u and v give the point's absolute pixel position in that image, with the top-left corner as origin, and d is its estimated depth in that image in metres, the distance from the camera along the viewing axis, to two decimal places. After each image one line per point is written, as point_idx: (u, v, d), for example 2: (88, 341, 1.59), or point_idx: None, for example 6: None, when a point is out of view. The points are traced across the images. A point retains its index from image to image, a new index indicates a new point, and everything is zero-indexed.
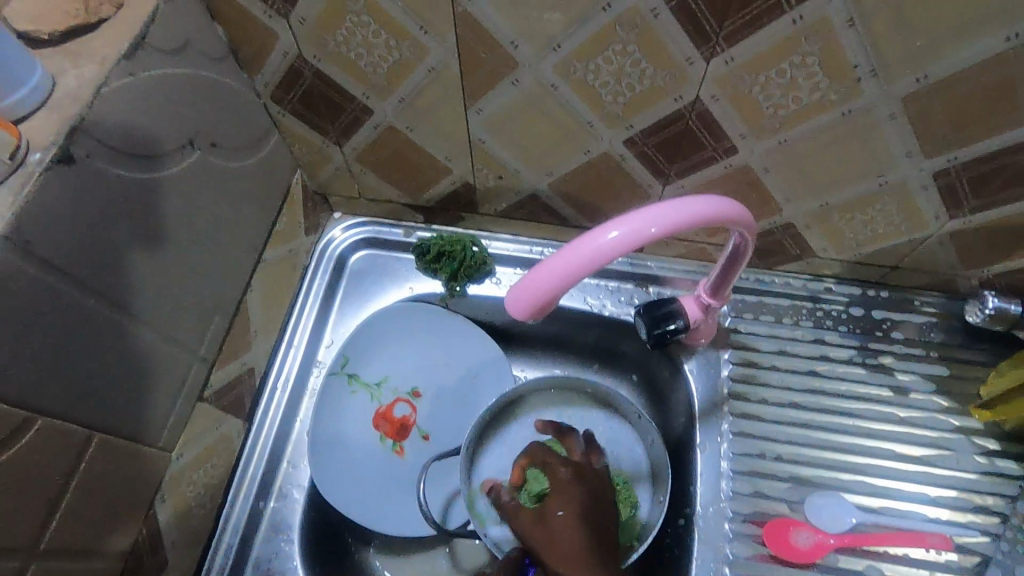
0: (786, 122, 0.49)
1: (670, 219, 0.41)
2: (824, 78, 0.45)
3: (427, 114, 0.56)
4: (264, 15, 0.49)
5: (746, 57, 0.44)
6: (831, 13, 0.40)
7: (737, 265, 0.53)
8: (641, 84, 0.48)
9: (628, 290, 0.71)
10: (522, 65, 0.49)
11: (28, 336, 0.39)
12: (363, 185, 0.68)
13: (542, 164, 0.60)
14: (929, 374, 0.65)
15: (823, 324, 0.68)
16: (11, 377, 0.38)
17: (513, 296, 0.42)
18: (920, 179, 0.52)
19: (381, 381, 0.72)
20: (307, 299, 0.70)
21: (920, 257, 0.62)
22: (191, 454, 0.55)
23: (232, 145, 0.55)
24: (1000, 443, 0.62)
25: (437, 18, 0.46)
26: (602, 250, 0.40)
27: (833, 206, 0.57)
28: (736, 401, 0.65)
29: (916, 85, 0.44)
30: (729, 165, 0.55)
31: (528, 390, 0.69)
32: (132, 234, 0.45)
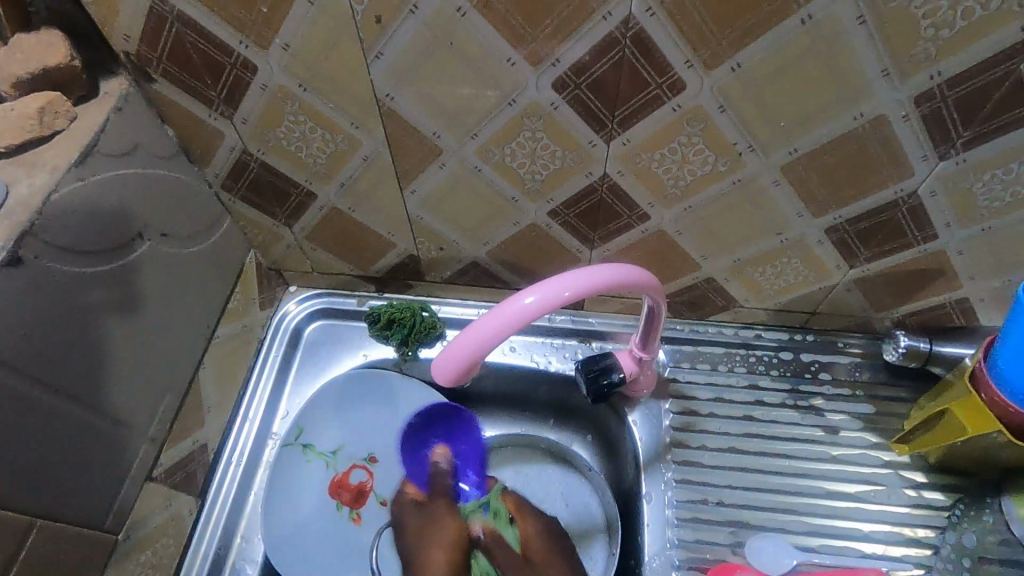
0: (686, 192, 0.55)
1: (583, 285, 0.46)
2: (710, 153, 0.51)
3: (365, 196, 0.61)
4: (208, 117, 0.53)
5: (639, 139, 0.50)
6: (703, 101, 0.46)
7: (656, 324, 0.57)
8: (553, 163, 0.54)
9: (572, 345, 0.75)
10: (447, 151, 0.54)
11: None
12: (315, 261, 0.73)
13: (477, 236, 0.64)
14: (857, 413, 0.69)
15: (756, 369, 0.72)
16: None
17: (438, 362, 0.46)
18: (815, 236, 0.58)
19: (336, 450, 0.73)
20: (262, 372, 0.73)
21: (834, 303, 0.67)
22: (140, 534, 0.56)
23: (182, 233, 0.59)
24: (927, 475, 0.65)
25: (364, 115, 0.52)
26: (519, 315, 0.44)
27: (744, 261, 0.62)
28: (677, 448, 0.68)
29: (789, 157, 0.50)
30: (645, 230, 0.60)
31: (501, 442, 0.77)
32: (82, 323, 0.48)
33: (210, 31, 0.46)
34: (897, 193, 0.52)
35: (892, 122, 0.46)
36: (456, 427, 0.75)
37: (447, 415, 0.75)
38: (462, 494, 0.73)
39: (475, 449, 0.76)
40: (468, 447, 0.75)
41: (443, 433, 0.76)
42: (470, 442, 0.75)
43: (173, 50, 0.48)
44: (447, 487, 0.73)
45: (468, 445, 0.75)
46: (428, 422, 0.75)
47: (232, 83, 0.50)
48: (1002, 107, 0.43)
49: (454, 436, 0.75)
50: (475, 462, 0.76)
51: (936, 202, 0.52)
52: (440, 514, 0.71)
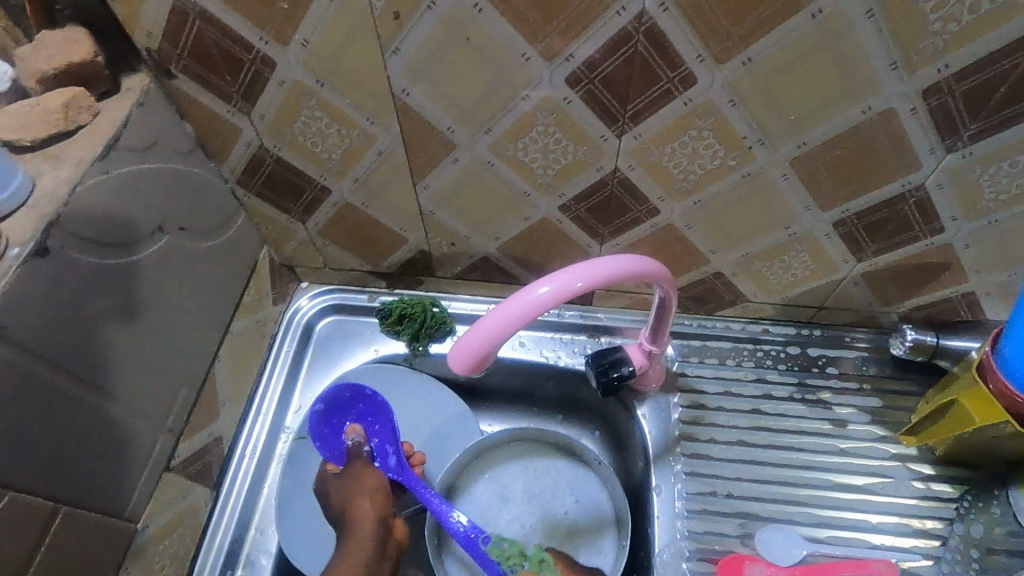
0: (696, 185, 0.56)
1: (596, 275, 0.46)
2: (720, 147, 0.51)
3: (379, 191, 0.62)
4: (227, 113, 0.54)
5: (651, 133, 0.51)
6: (714, 95, 0.47)
7: (667, 314, 0.58)
8: (565, 158, 0.55)
9: (581, 340, 0.76)
10: (460, 146, 0.55)
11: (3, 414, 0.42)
12: (327, 256, 0.73)
13: (488, 230, 0.65)
14: (864, 406, 0.70)
15: (764, 363, 0.73)
16: None
17: (452, 353, 0.46)
18: (822, 229, 0.58)
19: None
20: (275, 366, 0.73)
21: (841, 297, 0.68)
22: (158, 524, 0.57)
23: (199, 227, 0.59)
24: (935, 467, 0.66)
25: (380, 110, 0.53)
26: (533, 305, 0.45)
27: (752, 255, 0.63)
28: (686, 442, 0.69)
29: (798, 150, 0.51)
30: (655, 225, 0.61)
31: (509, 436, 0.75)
32: (103, 312, 0.49)
33: (231, 28, 0.47)
34: (904, 186, 0.53)
35: (899, 115, 0.47)
36: (365, 410, 0.67)
37: (351, 395, 0.66)
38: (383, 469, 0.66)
39: (390, 429, 0.66)
40: (382, 427, 0.67)
41: (360, 410, 0.67)
42: (383, 421, 0.67)
43: (194, 46, 0.49)
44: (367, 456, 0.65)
45: (381, 423, 0.66)
46: (336, 407, 0.66)
47: (250, 79, 0.51)
48: (1009, 99, 0.44)
49: (347, 408, 0.67)
50: (392, 439, 0.66)
51: (944, 194, 0.53)
52: (359, 474, 0.64)
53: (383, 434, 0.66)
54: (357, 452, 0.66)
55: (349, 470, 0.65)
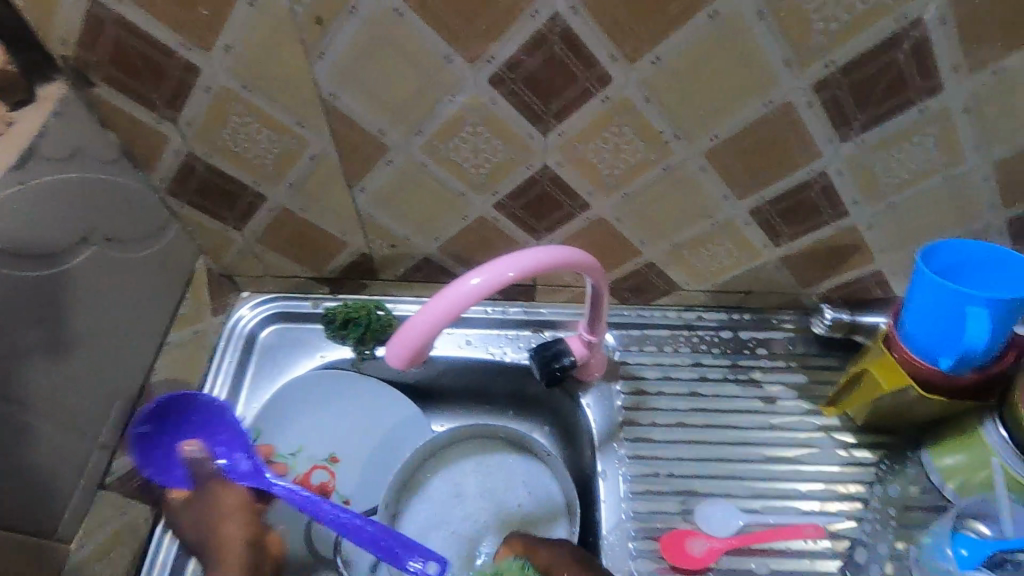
0: (623, 179, 0.58)
1: (526, 265, 0.49)
2: (640, 142, 0.54)
3: (314, 195, 0.62)
4: (152, 121, 0.54)
5: (574, 130, 0.53)
6: (629, 93, 0.50)
7: (601, 302, 0.60)
8: (496, 156, 0.56)
9: (526, 336, 0.78)
10: (393, 147, 0.56)
11: None
12: (268, 264, 0.73)
13: (428, 231, 0.66)
14: (792, 382, 0.74)
15: (699, 348, 0.77)
16: None
17: (389, 347, 0.47)
18: (741, 217, 0.62)
19: (296, 451, 0.73)
20: (217, 379, 0.72)
21: (765, 282, 0.73)
22: (93, 544, 0.55)
23: (128, 237, 0.58)
24: (857, 436, 0.70)
25: (309, 114, 0.53)
26: (466, 297, 0.47)
27: (681, 245, 0.66)
28: (628, 427, 0.71)
29: (711, 142, 0.54)
30: (588, 219, 0.63)
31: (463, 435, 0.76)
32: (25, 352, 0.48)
33: (152, 34, 0.47)
34: (810, 174, 0.57)
35: (797, 108, 0.51)
36: (197, 419, 0.60)
37: (191, 396, 0.58)
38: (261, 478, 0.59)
39: (232, 432, 0.60)
40: (225, 433, 0.61)
41: (192, 423, 0.60)
42: (229, 427, 0.61)
43: (113, 54, 0.48)
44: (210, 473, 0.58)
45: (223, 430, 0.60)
46: (165, 418, 0.58)
47: (175, 86, 0.51)
48: (890, 90, 0.49)
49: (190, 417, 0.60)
50: (240, 441, 0.61)
51: (844, 181, 0.57)
52: (229, 506, 0.57)
53: (229, 440, 0.60)
54: (197, 467, 0.59)
55: (196, 495, 0.58)
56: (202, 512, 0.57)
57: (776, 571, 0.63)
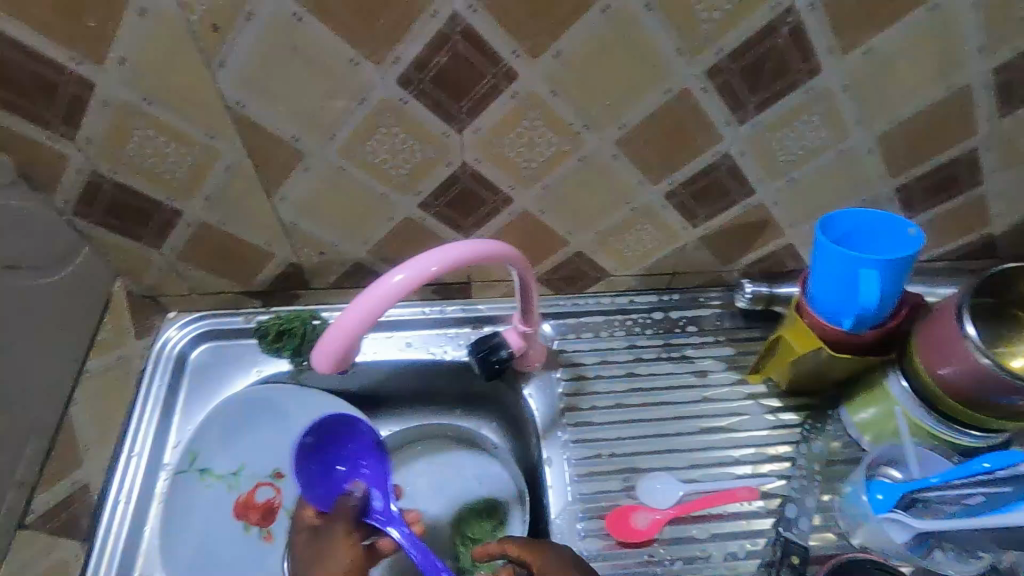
0: (541, 172, 0.60)
1: (449, 259, 0.50)
2: (553, 134, 0.56)
3: (233, 207, 0.61)
4: (48, 140, 0.51)
5: (488, 126, 0.55)
6: (536, 87, 0.51)
7: (530, 292, 0.62)
8: (414, 156, 0.57)
9: (465, 333, 0.79)
10: (309, 153, 0.56)
11: None
12: (192, 281, 0.71)
13: (356, 235, 0.66)
14: (721, 356, 0.78)
15: (633, 330, 0.79)
16: None
17: (316, 353, 0.48)
18: (658, 201, 0.65)
19: (237, 470, 0.72)
20: (145, 404, 0.69)
21: (689, 262, 0.76)
22: None
23: (34, 270, 0.57)
24: (782, 399, 0.75)
25: (218, 124, 0.52)
26: (390, 293, 0.47)
27: (605, 232, 0.69)
28: (570, 412, 0.73)
29: (620, 131, 0.57)
30: (512, 212, 0.65)
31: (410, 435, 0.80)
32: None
33: (38, 50, 0.45)
34: (715, 156, 0.60)
35: (695, 94, 0.53)
36: (359, 445, 0.67)
37: (347, 430, 0.67)
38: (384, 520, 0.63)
39: (382, 470, 0.66)
40: (372, 469, 0.66)
41: (350, 456, 0.67)
42: (375, 465, 0.66)
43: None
44: (353, 507, 0.63)
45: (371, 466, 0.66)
46: (333, 437, 0.67)
47: (69, 102, 0.49)
48: (777, 73, 0.52)
49: (354, 439, 0.67)
50: (382, 482, 0.66)
51: (747, 160, 0.61)
52: (337, 539, 0.62)
53: (374, 477, 0.66)
54: (348, 500, 0.64)
55: (330, 525, 0.63)
56: (328, 546, 0.62)
57: (715, 535, 0.66)
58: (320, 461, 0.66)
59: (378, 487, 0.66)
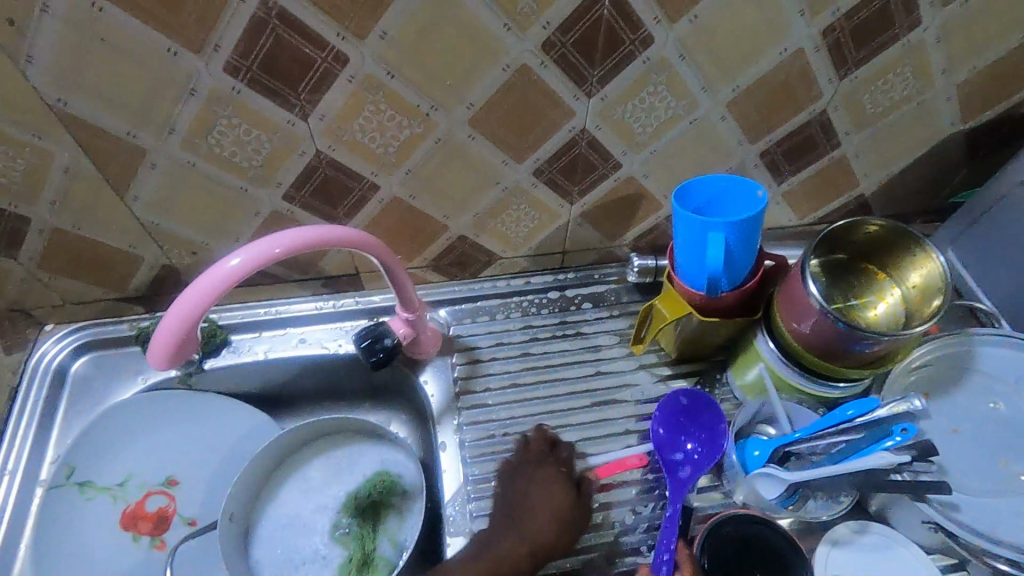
0: (400, 156, 0.60)
1: (293, 243, 0.49)
2: (402, 117, 0.56)
3: (86, 210, 0.59)
4: None
5: (333, 112, 0.54)
6: (371, 70, 0.51)
7: (401, 279, 0.62)
8: (264, 147, 0.56)
9: (361, 325, 0.78)
10: (151, 150, 0.54)
11: None
12: (62, 290, 0.69)
13: (225, 232, 0.65)
14: (614, 330, 0.80)
15: (529, 311, 0.80)
16: None
17: (152, 347, 0.47)
18: (527, 180, 0.66)
19: (124, 480, 0.70)
20: (22, 420, 0.68)
21: (576, 240, 0.77)
22: None
23: None
24: (672, 368, 0.77)
25: (45, 124, 0.51)
26: (225, 277, 0.46)
27: (482, 214, 0.69)
28: (464, 397, 0.74)
29: (470, 111, 0.57)
30: (381, 199, 0.64)
31: (303, 434, 0.75)
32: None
33: None
34: (572, 131, 0.61)
35: (535, 70, 0.54)
36: (690, 423, 0.69)
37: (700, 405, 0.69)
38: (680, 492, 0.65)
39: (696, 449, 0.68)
40: (698, 446, 0.68)
41: (697, 424, 0.69)
42: (701, 443, 0.68)
43: None
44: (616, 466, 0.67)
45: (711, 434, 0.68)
46: (686, 415, 0.70)
47: None
48: (610, 45, 0.53)
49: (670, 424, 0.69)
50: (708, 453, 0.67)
51: (605, 134, 0.62)
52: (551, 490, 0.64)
53: (703, 454, 0.67)
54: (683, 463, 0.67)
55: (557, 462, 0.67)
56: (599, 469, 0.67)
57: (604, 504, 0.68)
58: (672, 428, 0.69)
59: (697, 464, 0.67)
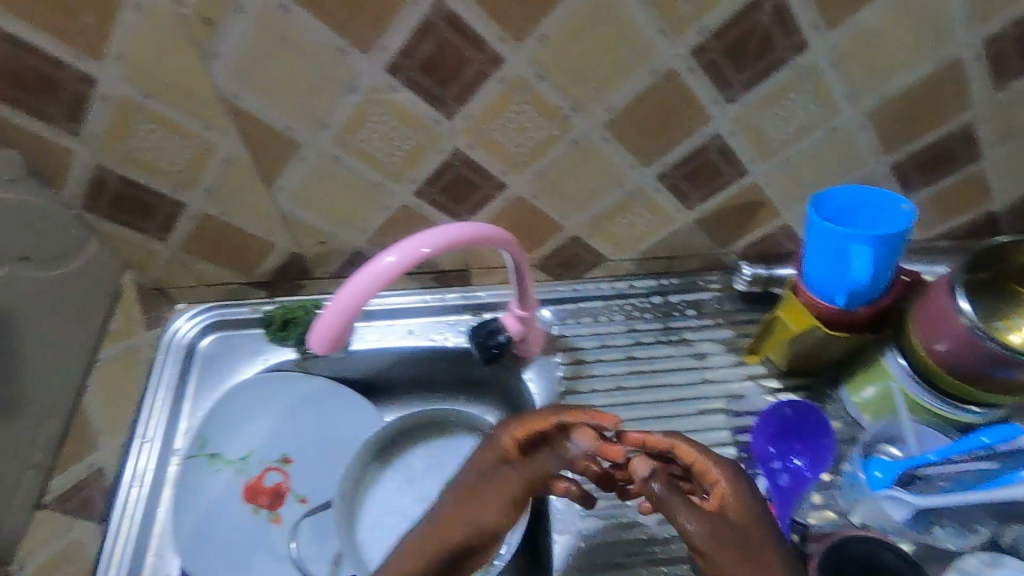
0: (532, 156, 0.61)
1: (440, 240, 0.51)
2: (542, 118, 0.57)
3: (235, 198, 0.63)
4: (54, 136, 0.54)
5: (478, 111, 0.56)
6: (522, 71, 0.52)
7: (525, 276, 0.62)
8: (407, 144, 0.58)
9: (466, 320, 0.80)
10: (303, 144, 0.57)
11: None
12: (199, 273, 0.73)
13: (353, 224, 0.67)
14: (720, 338, 0.78)
15: (632, 315, 0.80)
16: None
17: (312, 332, 0.49)
18: (650, 183, 0.66)
19: (245, 456, 0.73)
20: (157, 392, 0.71)
21: (685, 245, 0.76)
22: (36, 564, 0.55)
23: (45, 257, 0.58)
24: (781, 380, 0.75)
25: (215, 116, 0.54)
26: (382, 273, 0.48)
27: (599, 215, 0.69)
28: (570, 395, 0.75)
29: (608, 114, 0.57)
30: (505, 198, 0.65)
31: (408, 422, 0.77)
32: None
33: (43, 49, 0.47)
34: (705, 137, 0.60)
35: (682, 74, 0.54)
36: (801, 433, 0.68)
37: (813, 418, 0.68)
38: (785, 504, 0.65)
39: (806, 458, 0.68)
40: (807, 455, 0.68)
41: (807, 435, 0.68)
42: (810, 453, 0.68)
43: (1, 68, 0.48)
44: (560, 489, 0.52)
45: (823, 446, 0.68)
46: (787, 428, 0.69)
47: (72, 99, 0.51)
48: (762, 51, 0.52)
49: (785, 432, 0.69)
50: (817, 462, 0.67)
51: (738, 140, 0.61)
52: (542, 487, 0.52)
53: (812, 463, 0.67)
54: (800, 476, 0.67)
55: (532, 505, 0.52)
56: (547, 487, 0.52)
57: None
58: (787, 435, 0.68)
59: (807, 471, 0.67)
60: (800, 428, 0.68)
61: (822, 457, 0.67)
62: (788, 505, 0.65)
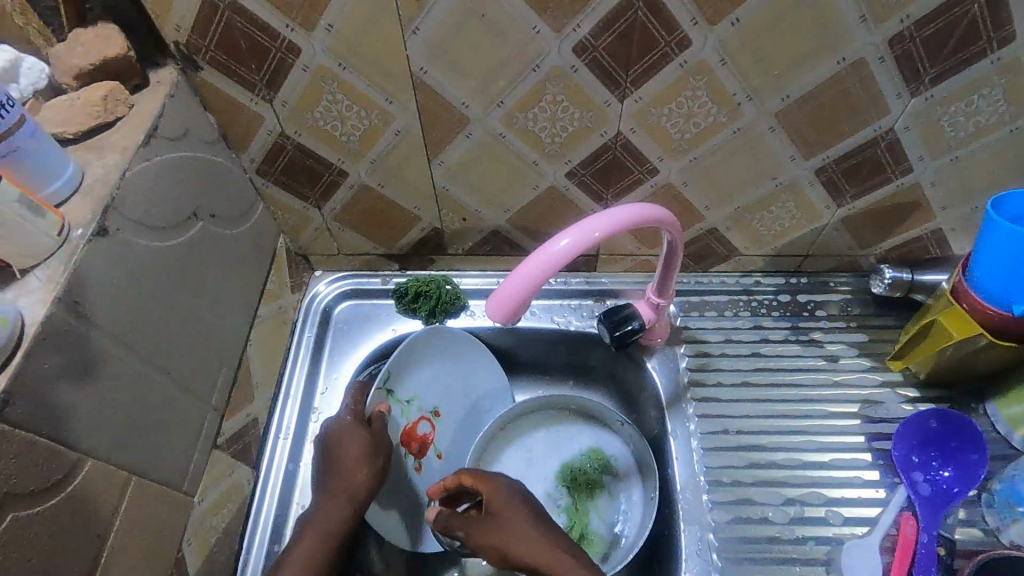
0: (692, 144, 0.61)
1: (609, 223, 0.51)
2: (713, 105, 0.57)
3: (395, 172, 0.65)
4: (250, 102, 0.57)
5: (650, 95, 0.56)
6: (706, 56, 0.52)
7: (673, 263, 0.63)
8: (572, 125, 0.59)
9: (588, 305, 0.80)
10: (473, 120, 0.59)
11: (84, 386, 0.45)
12: (342, 242, 0.76)
13: (498, 203, 0.69)
14: (852, 341, 0.76)
15: (758, 311, 0.79)
16: (73, 421, 0.44)
17: (490, 303, 0.51)
18: (806, 177, 0.64)
19: (412, 398, 0.73)
20: (299, 353, 0.76)
21: (824, 244, 0.74)
22: (209, 499, 0.59)
23: (228, 215, 0.62)
24: (919, 390, 0.72)
25: (398, 89, 0.56)
26: (557, 256, 0.49)
27: (744, 207, 0.68)
28: (696, 388, 0.74)
29: (782, 103, 0.56)
30: (654, 184, 0.65)
31: (532, 405, 0.77)
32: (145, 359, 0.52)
33: (258, 17, 0.50)
34: (876, 131, 0.59)
35: (869, 64, 0.53)
36: (946, 445, 0.66)
37: (960, 431, 0.66)
38: (931, 518, 0.63)
39: (953, 472, 0.65)
40: (955, 469, 0.65)
41: (954, 448, 0.66)
42: (957, 467, 0.65)
43: (221, 37, 0.52)
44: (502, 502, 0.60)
45: (974, 462, 0.65)
46: (929, 440, 0.67)
47: (275, 67, 0.54)
48: (963, 42, 0.51)
49: (927, 442, 0.67)
50: (964, 477, 0.65)
51: (910, 136, 0.59)
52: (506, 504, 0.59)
53: (960, 477, 0.65)
54: (946, 490, 0.64)
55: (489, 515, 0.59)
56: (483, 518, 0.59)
57: (849, 521, 0.65)
58: (930, 446, 0.67)
59: (955, 484, 0.65)
60: (944, 440, 0.66)
61: (971, 473, 0.64)
62: (936, 516, 0.63)
